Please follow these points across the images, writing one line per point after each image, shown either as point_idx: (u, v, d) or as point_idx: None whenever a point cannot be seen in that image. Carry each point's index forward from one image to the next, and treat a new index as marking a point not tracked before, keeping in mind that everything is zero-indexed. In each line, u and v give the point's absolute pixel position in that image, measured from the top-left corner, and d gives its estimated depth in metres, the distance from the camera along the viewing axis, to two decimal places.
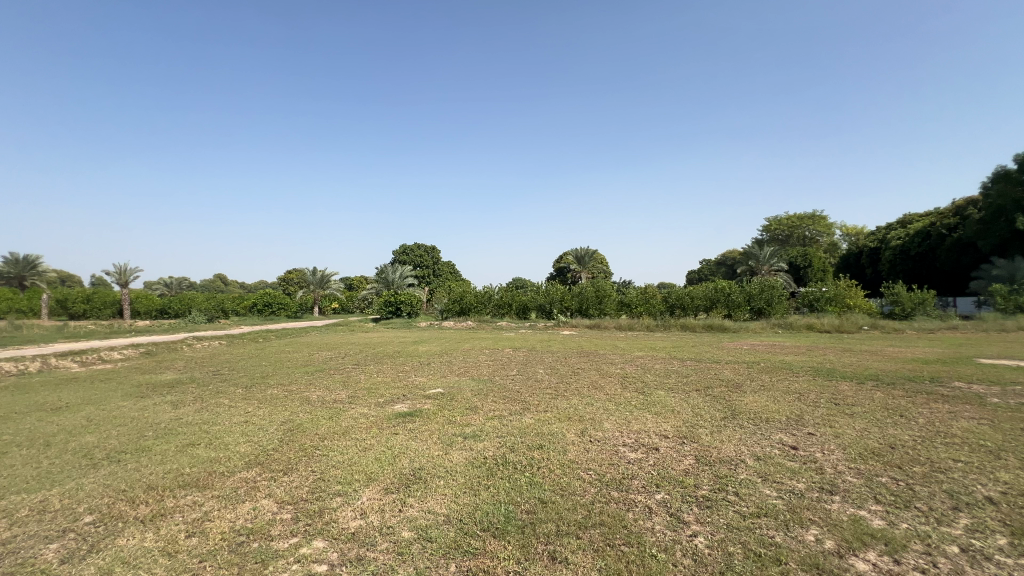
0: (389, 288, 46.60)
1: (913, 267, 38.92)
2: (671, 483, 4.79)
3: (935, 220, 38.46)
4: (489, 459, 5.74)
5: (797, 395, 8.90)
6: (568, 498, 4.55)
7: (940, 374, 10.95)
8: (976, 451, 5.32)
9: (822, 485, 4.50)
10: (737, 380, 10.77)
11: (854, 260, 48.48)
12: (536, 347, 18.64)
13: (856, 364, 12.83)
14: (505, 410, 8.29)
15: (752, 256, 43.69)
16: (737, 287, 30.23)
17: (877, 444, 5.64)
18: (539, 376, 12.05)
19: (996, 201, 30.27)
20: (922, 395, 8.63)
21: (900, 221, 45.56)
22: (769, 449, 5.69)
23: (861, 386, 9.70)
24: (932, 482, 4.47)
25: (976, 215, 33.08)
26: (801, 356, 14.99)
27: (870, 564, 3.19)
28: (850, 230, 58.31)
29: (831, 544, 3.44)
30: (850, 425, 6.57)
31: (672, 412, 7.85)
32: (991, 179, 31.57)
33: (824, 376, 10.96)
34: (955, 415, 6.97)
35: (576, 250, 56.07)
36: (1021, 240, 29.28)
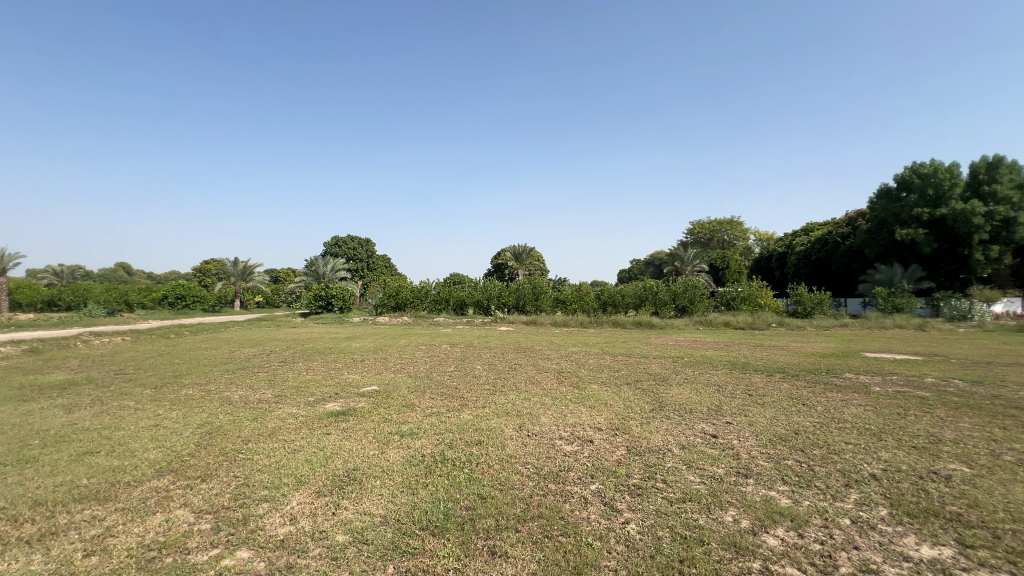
0: (319, 282, 44.39)
1: (813, 271, 43.31)
2: (605, 473, 5.02)
3: (832, 229, 43.07)
4: (427, 457, 5.67)
5: (716, 387, 9.64)
6: (506, 493, 4.61)
7: (836, 367, 12.29)
8: (863, 434, 6.05)
9: (739, 470, 4.92)
10: (664, 374, 11.47)
11: (765, 263, 53.12)
12: (473, 343, 18.67)
13: (766, 358, 14.11)
14: (443, 407, 8.22)
15: (677, 257, 46.52)
16: (663, 286, 32.02)
17: (783, 430, 6.26)
18: (477, 372, 12.09)
19: (880, 214, 34.46)
20: (819, 386, 9.68)
21: (805, 229, 50.33)
22: (693, 438, 6.11)
23: (770, 378, 10.70)
24: (829, 462, 5.04)
25: (864, 226, 37.47)
26: (719, 351, 16.21)
27: (778, 538, 3.53)
28: (763, 236, 63.65)
29: (746, 523, 3.77)
30: (761, 414, 7.23)
31: (605, 405, 8.21)
32: (876, 195, 35.94)
33: (739, 369, 11.97)
34: (847, 403, 7.89)
35: (514, 247, 56.73)
36: (898, 249, 33.56)
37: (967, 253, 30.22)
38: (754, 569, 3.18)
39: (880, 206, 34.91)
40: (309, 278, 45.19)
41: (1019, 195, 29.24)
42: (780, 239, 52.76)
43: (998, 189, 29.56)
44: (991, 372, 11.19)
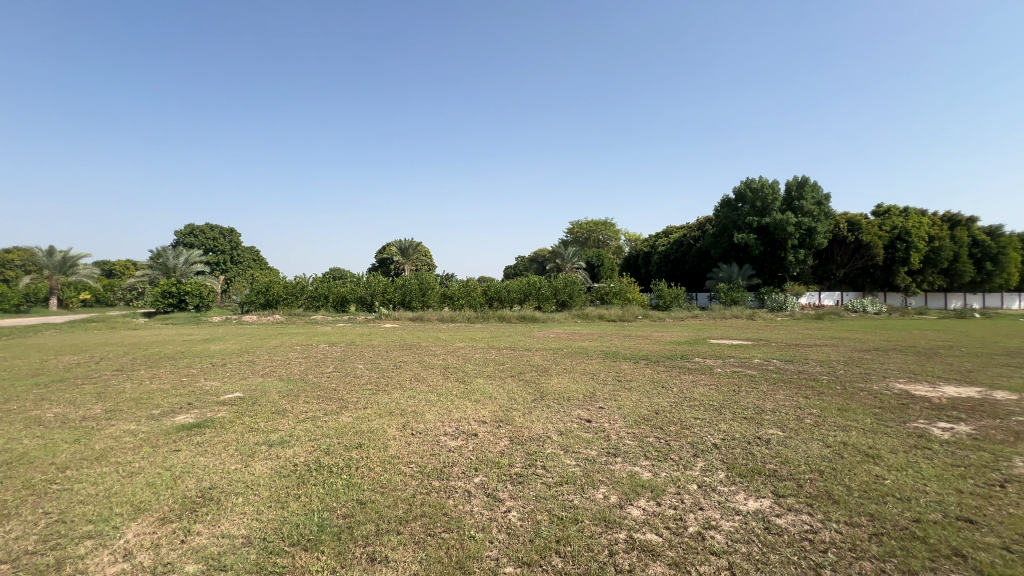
0: (168, 276, 38.30)
1: (671, 269, 49.02)
2: (489, 464, 5.12)
3: (686, 233, 49.17)
4: (300, 466, 5.23)
5: (590, 376, 10.44)
6: (388, 495, 4.45)
7: (688, 352, 14.10)
8: (708, 409, 7.03)
9: (609, 450, 5.37)
10: (545, 365, 12.09)
11: (633, 262, 58.77)
12: (355, 341, 17.71)
13: (632, 347, 15.66)
14: (319, 411, 7.64)
15: (558, 255, 49.16)
16: (546, 281, 33.60)
17: (646, 411, 6.99)
18: (359, 371, 11.51)
19: (722, 221, 40.21)
20: (675, 370, 11.01)
21: (665, 231, 56.67)
22: (570, 424, 6.52)
23: (636, 364, 11.91)
24: (682, 436, 5.76)
25: (710, 231, 43.43)
26: (594, 341, 17.56)
27: (640, 509, 3.94)
28: (631, 237, 70.30)
29: (614, 499, 4.13)
30: (628, 398, 8.00)
31: (490, 398, 8.38)
32: (719, 204, 41.84)
33: (611, 358, 13.10)
34: (696, 383, 9.11)
35: (400, 241, 54.89)
36: (735, 251, 39.51)
37: (783, 255, 36.70)
38: (621, 538, 3.49)
39: (722, 213, 40.74)
40: (154, 272, 38.73)
41: (818, 209, 36.35)
42: (645, 240, 58.71)
43: (804, 203, 36.44)
44: (798, 352, 13.76)
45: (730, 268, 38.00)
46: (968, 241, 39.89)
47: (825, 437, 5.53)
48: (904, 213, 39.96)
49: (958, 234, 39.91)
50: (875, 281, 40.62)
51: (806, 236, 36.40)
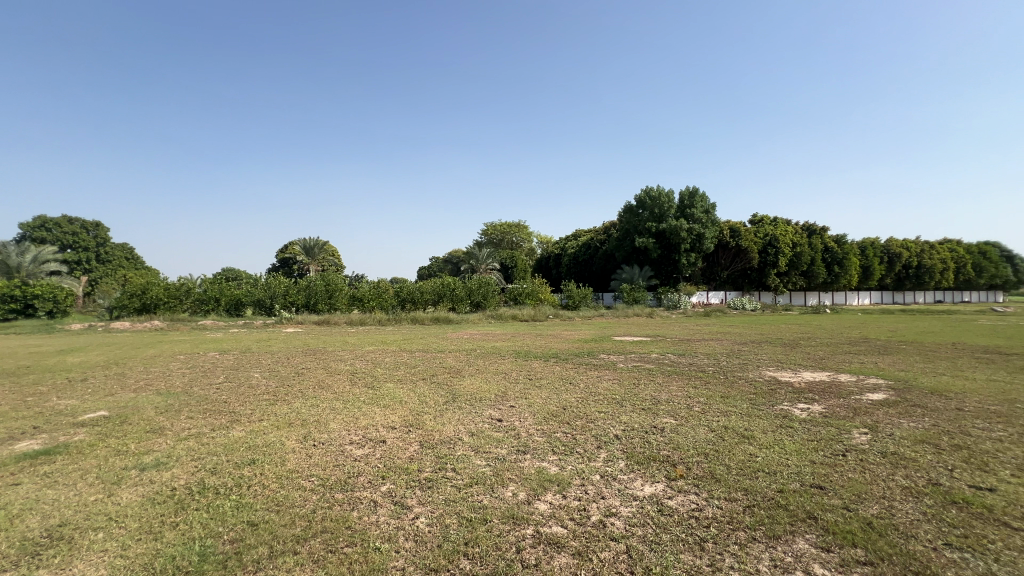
0: (7, 278, 32.03)
1: (580, 270, 51.33)
2: (397, 471, 4.95)
3: (594, 236, 51.86)
4: (179, 490, 4.64)
5: (502, 375, 10.57)
6: (284, 513, 4.11)
7: (594, 349, 14.85)
8: (611, 402, 7.45)
9: (519, 448, 5.46)
10: (458, 366, 12.03)
11: (545, 264, 60.69)
12: (252, 348, 16.21)
13: (544, 346, 16.14)
14: (205, 426, 6.86)
15: (472, 256, 49.15)
16: (460, 283, 33.42)
17: (555, 407, 7.23)
18: (255, 380, 10.56)
19: (626, 225, 42.97)
20: (582, 366, 11.53)
21: (575, 234, 59.22)
22: (481, 425, 6.53)
23: (547, 363, 12.29)
24: (587, 430, 6.04)
25: (614, 234, 46.20)
26: (507, 341, 17.84)
27: (547, 503, 4.04)
28: (543, 239, 72.51)
29: (523, 495, 4.20)
30: (538, 395, 8.22)
31: (400, 402, 8.12)
32: (623, 210, 44.66)
33: (523, 357, 13.39)
34: (600, 378, 9.63)
35: (303, 240, 51.26)
36: (637, 253, 42.42)
37: (677, 258, 40.19)
38: (528, 534, 3.56)
39: (625, 218, 43.59)
40: None
41: (705, 217, 40.39)
42: (556, 242, 60.88)
43: (695, 211, 40.29)
44: (690, 346, 15.13)
45: (632, 270, 40.69)
46: (821, 248, 46.78)
47: (709, 423, 6.12)
48: (774, 222, 45.79)
49: (814, 241, 46.65)
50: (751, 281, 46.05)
51: (696, 241, 40.22)
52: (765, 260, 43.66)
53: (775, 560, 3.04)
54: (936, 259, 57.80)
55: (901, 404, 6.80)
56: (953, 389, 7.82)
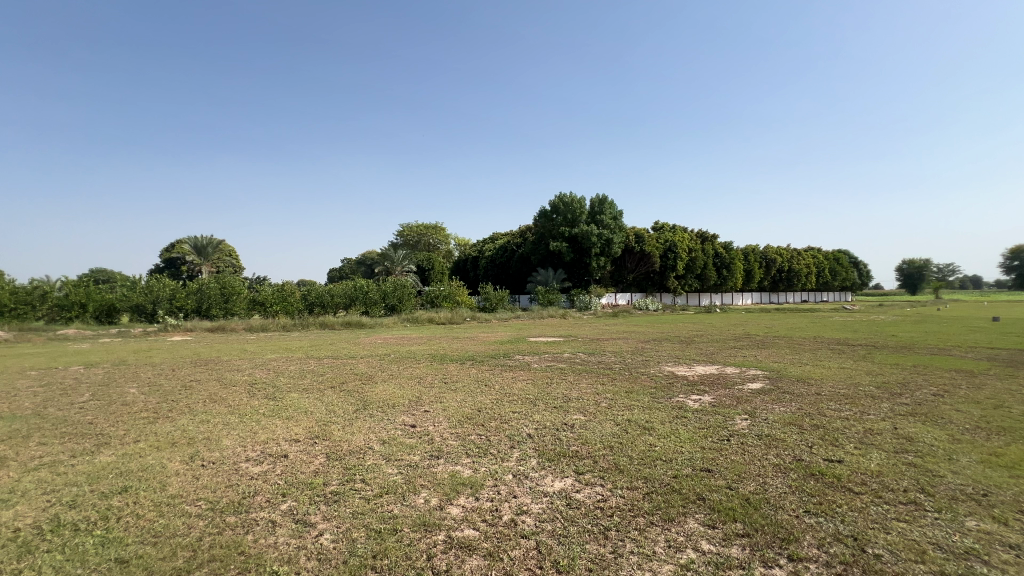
0: None
1: (497, 273, 51.87)
2: (299, 487, 4.63)
3: (510, 239, 52.73)
4: (25, 531, 3.93)
5: (417, 379, 10.36)
6: (163, 544, 3.66)
7: (510, 351, 15.10)
8: (525, 402, 7.62)
9: (432, 453, 5.37)
10: (369, 373, 11.56)
11: (462, 266, 60.53)
12: (127, 359, 14.22)
13: (460, 348, 16.07)
14: (63, 453, 5.88)
15: (387, 257, 47.56)
16: (374, 285, 32.12)
17: (470, 410, 7.22)
18: (130, 396, 9.28)
19: (541, 230, 44.19)
20: (498, 368, 11.63)
21: (491, 237, 59.74)
22: (393, 432, 6.33)
23: (463, 365, 12.26)
24: (501, 430, 6.10)
25: (530, 238, 47.33)
26: (423, 345, 17.50)
27: (459, 507, 4.02)
28: (460, 242, 72.26)
29: (435, 501, 4.14)
30: (453, 398, 8.16)
31: (305, 413, 7.61)
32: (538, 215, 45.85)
33: (438, 360, 13.23)
34: (515, 379, 9.81)
35: (193, 238, 46.08)
36: (551, 257, 43.84)
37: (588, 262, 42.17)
38: (439, 540, 3.51)
39: (540, 223, 44.88)
40: None
41: (613, 223, 42.93)
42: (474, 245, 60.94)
43: (604, 218, 42.67)
44: (599, 345, 15.93)
45: (546, 273, 41.97)
46: (712, 253, 51.85)
47: (614, 417, 6.50)
48: (673, 230, 49.88)
49: (706, 248, 51.55)
50: (653, 284, 49.72)
51: (605, 245, 42.52)
52: (665, 264, 47.39)
53: (670, 541, 3.29)
54: (802, 265, 66.79)
55: (774, 391, 7.74)
56: (813, 377, 9.08)
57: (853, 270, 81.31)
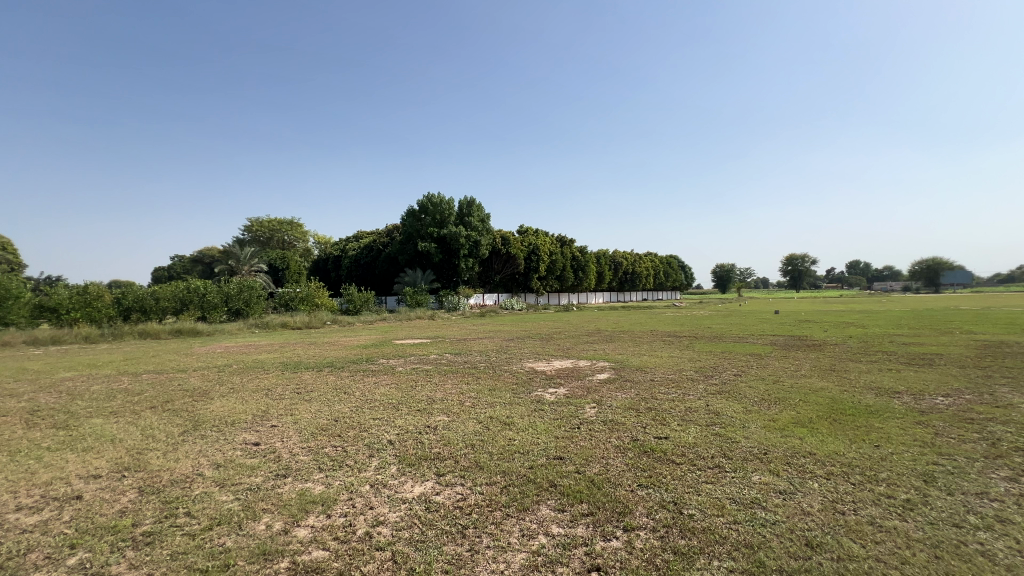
0: None
1: (361, 273, 49.15)
2: (98, 533, 3.78)
3: (376, 238, 50.44)
4: None
5: (265, 392, 9.27)
6: None
7: (374, 355, 14.41)
8: (388, 408, 7.34)
9: (278, 472, 4.83)
10: (204, 387, 10.00)
11: (322, 265, 56.14)
12: None
13: (318, 355, 14.83)
14: None
15: (231, 255, 41.78)
16: (213, 286, 27.82)
17: (325, 420, 6.69)
18: None
19: (409, 229, 43.06)
20: (359, 374, 11.00)
21: (356, 235, 56.40)
22: (231, 453, 5.55)
23: (320, 373, 11.34)
24: (359, 440, 5.77)
25: (398, 237, 45.85)
26: (273, 353, 15.72)
27: (308, 528, 3.69)
28: (320, 240, 66.96)
29: (279, 525, 3.73)
30: (306, 409, 7.48)
31: (110, 442, 6.24)
32: (405, 213, 44.54)
33: (291, 369, 12.02)
34: (377, 384, 9.39)
35: None
36: (419, 257, 43.05)
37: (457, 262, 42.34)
38: (282, 568, 3.17)
39: (408, 222, 43.69)
40: None
41: (481, 225, 43.83)
42: (335, 243, 56.89)
43: (472, 219, 43.33)
44: (465, 345, 16.08)
45: (414, 273, 41.12)
46: (570, 256, 56.22)
47: (477, 415, 6.62)
48: (536, 233, 52.82)
49: (565, 251, 55.69)
50: (518, 285, 52.11)
51: (474, 247, 43.24)
52: (529, 265, 50.09)
53: (524, 530, 3.44)
54: (643, 268, 76.25)
55: (618, 380, 8.66)
56: (648, 365, 10.42)
57: (681, 273, 95.49)
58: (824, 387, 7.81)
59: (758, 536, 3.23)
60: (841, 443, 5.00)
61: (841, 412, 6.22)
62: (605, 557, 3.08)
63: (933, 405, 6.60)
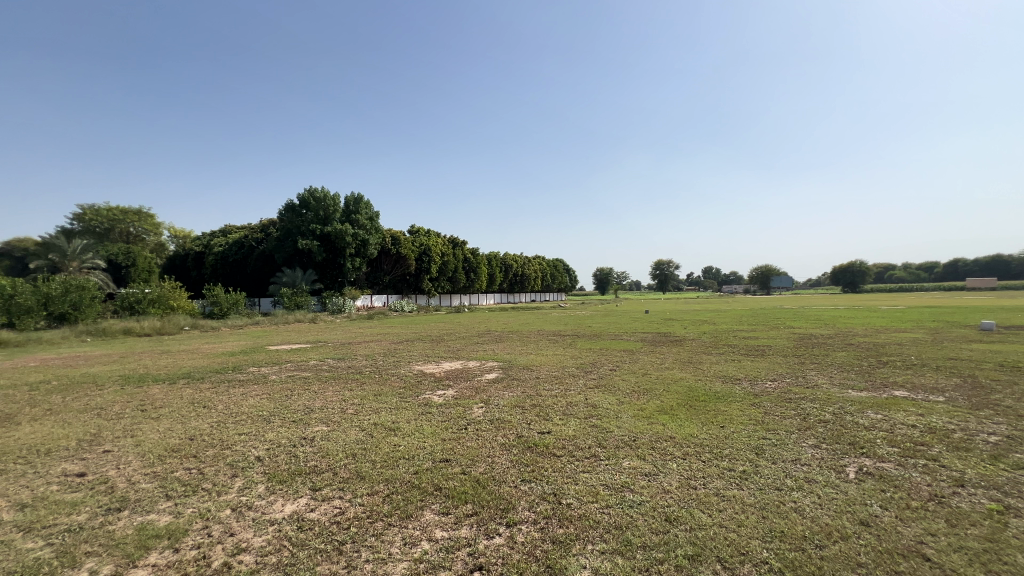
0: None
1: (229, 273, 43.84)
2: None
3: (248, 233, 45.40)
4: None
5: (96, 411, 7.74)
6: None
7: (242, 363, 12.90)
8: (256, 421, 6.61)
9: (111, 506, 4.07)
10: (6, 411, 8.02)
11: (180, 262, 48.96)
12: None
13: (171, 365, 12.85)
14: None
15: (53, 248, 34.37)
16: (25, 286, 22.52)
17: (177, 440, 5.81)
18: None
19: (287, 225, 39.47)
20: (222, 385, 9.75)
21: (223, 230, 50.06)
22: (43, 489, 4.53)
23: (172, 386, 9.81)
24: (220, 459, 5.10)
25: (275, 234, 41.81)
26: (111, 365, 13.22)
27: (148, 568, 3.16)
28: (178, 234, 58.33)
29: (109, 570, 3.14)
30: (152, 429, 6.41)
31: None
32: (284, 208, 40.74)
33: (135, 383, 10.23)
34: (245, 395, 8.42)
35: None
36: (299, 256, 39.65)
37: (343, 262, 39.87)
38: None
39: (286, 218, 40.10)
40: None
41: (369, 224, 41.91)
42: (197, 238, 50.02)
43: (360, 218, 41.22)
44: (350, 350, 15.19)
45: (293, 273, 37.82)
46: (461, 258, 56.34)
47: (360, 422, 6.28)
48: (427, 234, 52.03)
49: (457, 253, 55.69)
50: (409, 286, 50.79)
51: (361, 246, 41.08)
52: (420, 266, 49.10)
53: (406, 538, 3.33)
54: (531, 270, 79.38)
55: (506, 379, 8.87)
56: (534, 364, 10.82)
57: (566, 275, 101.21)
58: (683, 377, 8.84)
59: (627, 517, 3.52)
60: (694, 426, 5.70)
61: (695, 398, 7.09)
62: (487, 555, 3.11)
63: (763, 388, 7.87)
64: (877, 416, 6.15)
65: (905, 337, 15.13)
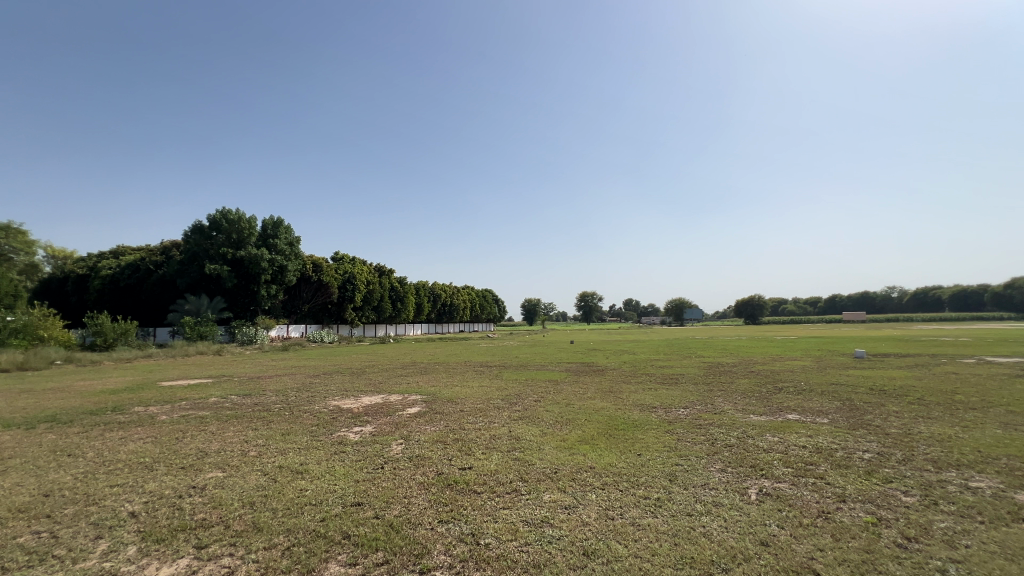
0: None
1: (119, 299, 38.87)
2: None
3: (145, 256, 40.78)
4: None
5: None
6: None
7: (124, 402, 11.24)
8: (135, 470, 5.76)
9: None
10: None
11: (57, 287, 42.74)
12: None
13: (32, 406, 10.90)
14: None
15: None
16: None
17: (27, 498, 4.86)
18: None
19: (193, 248, 36.05)
20: (95, 428, 8.41)
21: (113, 251, 44.62)
22: None
23: (30, 432, 8.29)
24: (81, 518, 4.33)
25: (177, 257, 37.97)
26: None
27: None
28: (57, 254, 51.13)
29: None
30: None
31: None
32: (190, 229, 37.27)
33: None
34: (125, 440, 7.33)
35: None
36: (205, 281, 36.21)
37: (256, 289, 37.10)
38: None
39: (192, 240, 36.75)
40: None
41: (289, 250, 39.57)
42: (81, 259, 44.06)
43: (278, 242, 38.83)
44: (258, 385, 13.82)
45: (199, 300, 34.45)
46: (387, 287, 54.80)
47: (262, 466, 5.69)
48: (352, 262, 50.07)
49: (383, 282, 54.01)
50: (330, 315, 48.18)
51: (278, 273, 38.55)
52: (343, 295, 46.95)
53: None
54: (460, 300, 78.83)
55: (428, 413, 8.53)
56: (459, 396, 10.52)
57: (494, 306, 101.67)
58: (603, 407, 9.06)
59: (546, 554, 3.44)
60: (613, 455, 5.81)
61: (614, 428, 7.24)
62: None
63: (676, 415, 8.27)
64: (774, 438, 6.68)
65: (797, 365, 16.69)
